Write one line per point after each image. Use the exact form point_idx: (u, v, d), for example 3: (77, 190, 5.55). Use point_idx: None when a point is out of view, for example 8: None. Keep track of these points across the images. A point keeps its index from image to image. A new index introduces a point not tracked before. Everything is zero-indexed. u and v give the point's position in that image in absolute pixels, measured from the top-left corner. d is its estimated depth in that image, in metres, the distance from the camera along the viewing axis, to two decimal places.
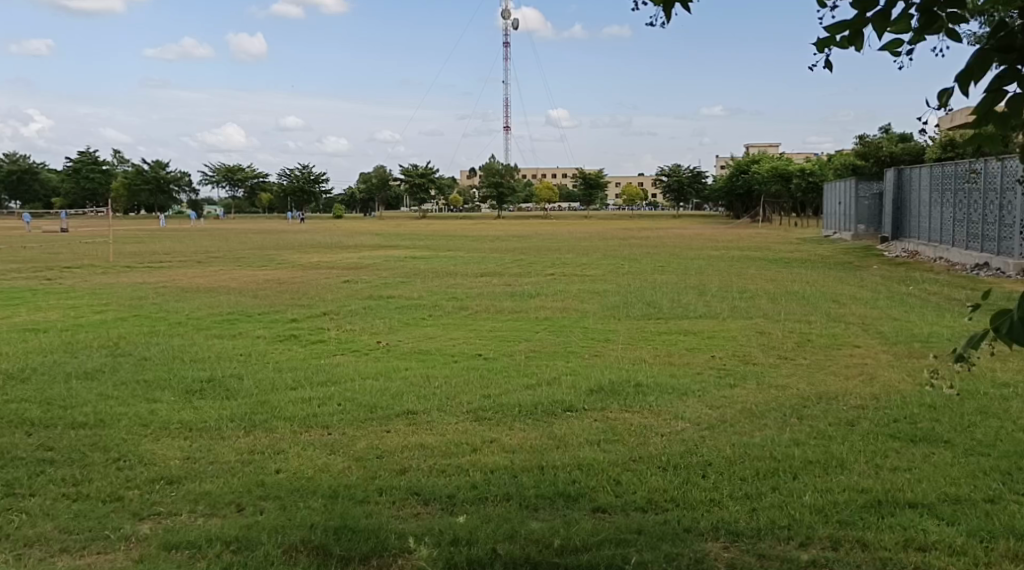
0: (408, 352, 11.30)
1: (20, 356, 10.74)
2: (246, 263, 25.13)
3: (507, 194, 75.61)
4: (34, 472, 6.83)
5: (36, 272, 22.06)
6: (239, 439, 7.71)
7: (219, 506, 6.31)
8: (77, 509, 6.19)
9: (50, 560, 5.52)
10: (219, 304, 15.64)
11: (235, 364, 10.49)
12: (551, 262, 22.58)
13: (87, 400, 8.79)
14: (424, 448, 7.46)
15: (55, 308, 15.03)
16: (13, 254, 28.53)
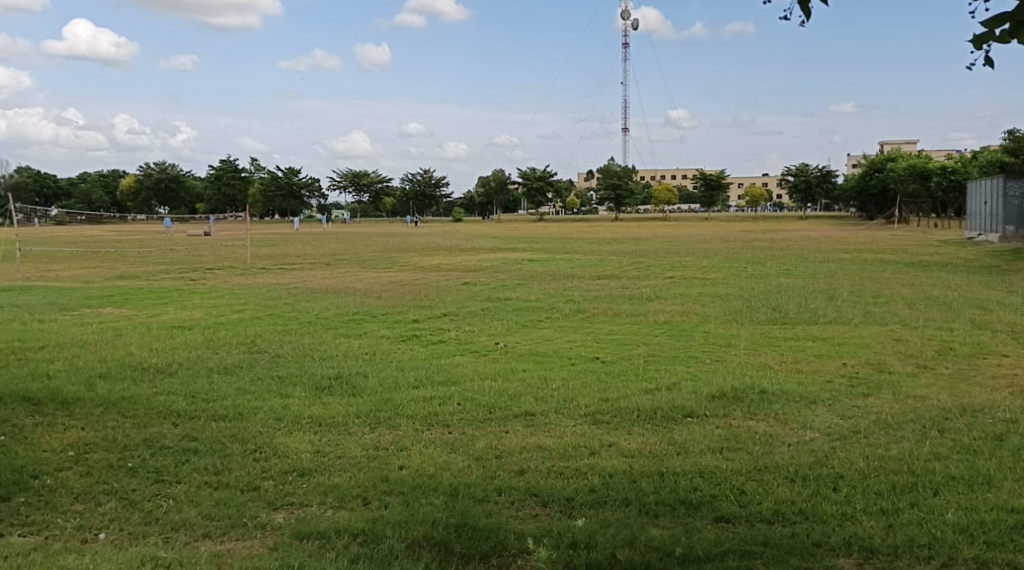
0: (527, 354, 11.33)
1: (167, 351, 11.30)
2: (371, 265, 25.82)
3: (626, 196, 75.12)
4: (179, 461, 7.14)
5: (181, 273, 23.28)
6: (364, 435, 7.87)
7: (346, 499, 6.45)
8: (217, 497, 6.43)
9: (193, 544, 5.76)
10: (346, 305, 16.08)
11: (362, 362, 10.74)
12: (671, 265, 22.27)
13: (227, 394, 9.16)
14: (542, 449, 7.44)
15: (198, 307, 15.77)
16: (158, 256, 30.13)
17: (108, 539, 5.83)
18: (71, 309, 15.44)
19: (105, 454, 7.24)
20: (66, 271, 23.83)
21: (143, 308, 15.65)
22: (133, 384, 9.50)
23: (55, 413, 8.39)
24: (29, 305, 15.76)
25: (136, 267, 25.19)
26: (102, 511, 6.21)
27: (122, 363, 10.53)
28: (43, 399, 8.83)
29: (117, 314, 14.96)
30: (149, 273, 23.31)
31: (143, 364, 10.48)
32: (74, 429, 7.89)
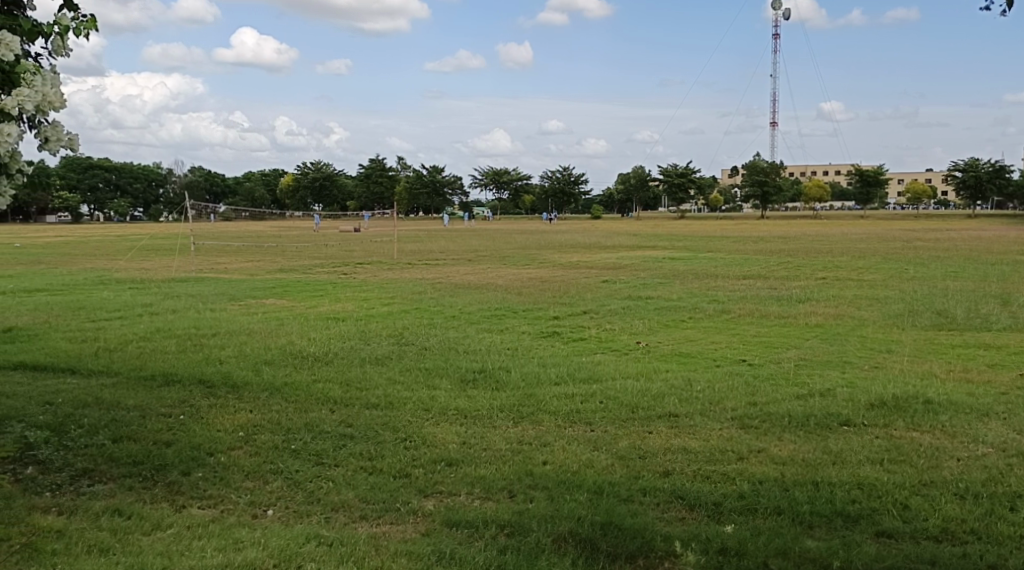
0: (670, 354, 11.17)
1: (323, 340, 11.78)
2: (513, 261, 26.11)
3: (774, 193, 72.97)
4: (337, 445, 7.42)
5: (334, 267, 24.23)
6: (508, 429, 7.96)
7: (493, 491, 6.54)
8: (372, 482, 6.65)
9: (351, 526, 5.97)
10: (488, 300, 16.34)
11: (505, 358, 10.86)
12: (823, 265, 21.48)
13: (379, 383, 9.46)
14: (688, 451, 7.32)
15: (350, 300, 16.34)
16: (311, 251, 31.40)
17: (276, 515, 6.11)
18: (236, 299, 16.30)
19: (270, 436, 7.61)
20: (230, 264, 25.19)
21: (301, 300, 16.37)
22: (294, 371, 9.94)
23: (226, 395, 8.88)
24: (200, 295, 16.75)
25: (293, 260, 26.36)
26: (269, 489, 6.52)
27: (283, 351, 11.03)
28: (215, 382, 9.36)
29: (277, 305, 15.69)
30: (305, 267, 24.33)
31: (302, 352, 10.97)
32: (243, 411, 8.33)
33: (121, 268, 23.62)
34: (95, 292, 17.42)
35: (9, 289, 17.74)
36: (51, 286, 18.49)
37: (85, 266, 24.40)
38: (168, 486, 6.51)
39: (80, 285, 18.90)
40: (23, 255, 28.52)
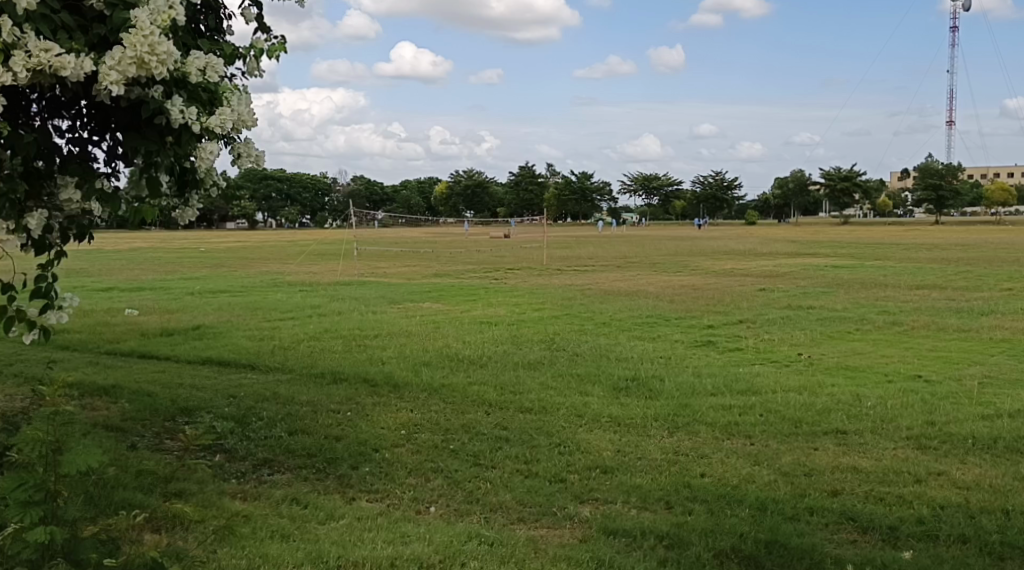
0: (836, 367, 10.69)
1: (477, 344, 11.95)
2: (664, 268, 25.68)
3: (948, 197, 68.76)
4: (493, 447, 7.49)
5: (486, 272, 24.57)
6: (664, 439, 7.82)
7: (650, 501, 6.42)
8: (529, 485, 6.66)
9: (509, 526, 5.98)
10: (640, 307, 16.14)
11: (659, 366, 10.67)
12: (1007, 276, 20.05)
13: (532, 387, 9.50)
14: (858, 470, 6.97)
15: (504, 304, 16.52)
16: (465, 256, 31.98)
17: (438, 512, 6.20)
18: (395, 302, 16.78)
19: (430, 435, 7.76)
20: (389, 268, 26.00)
21: (455, 304, 16.68)
22: (451, 373, 10.12)
23: (388, 394, 9.15)
24: (363, 297, 17.37)
25: (448, 266, 26.93)
26: (430, 486, 6.64)
27: (440, 353, 11.25)
28: (378, 381, 9.66)
29: (434, 308, 16.04)
30: (459, 272, 24.79)
31: (458, 355, 11.15)
32: (404, 409, 8.55)
33: (291, 271, 24.80)
34: (268, 293, 18.37)
35: (194, 290, 18.95)
36: (230, 287, 19.64)
37: (256, 269, 25.75)
38: (338, 479, 6.74)
39: (251, 287, 19.93)
40: (204, 259, 30.41)
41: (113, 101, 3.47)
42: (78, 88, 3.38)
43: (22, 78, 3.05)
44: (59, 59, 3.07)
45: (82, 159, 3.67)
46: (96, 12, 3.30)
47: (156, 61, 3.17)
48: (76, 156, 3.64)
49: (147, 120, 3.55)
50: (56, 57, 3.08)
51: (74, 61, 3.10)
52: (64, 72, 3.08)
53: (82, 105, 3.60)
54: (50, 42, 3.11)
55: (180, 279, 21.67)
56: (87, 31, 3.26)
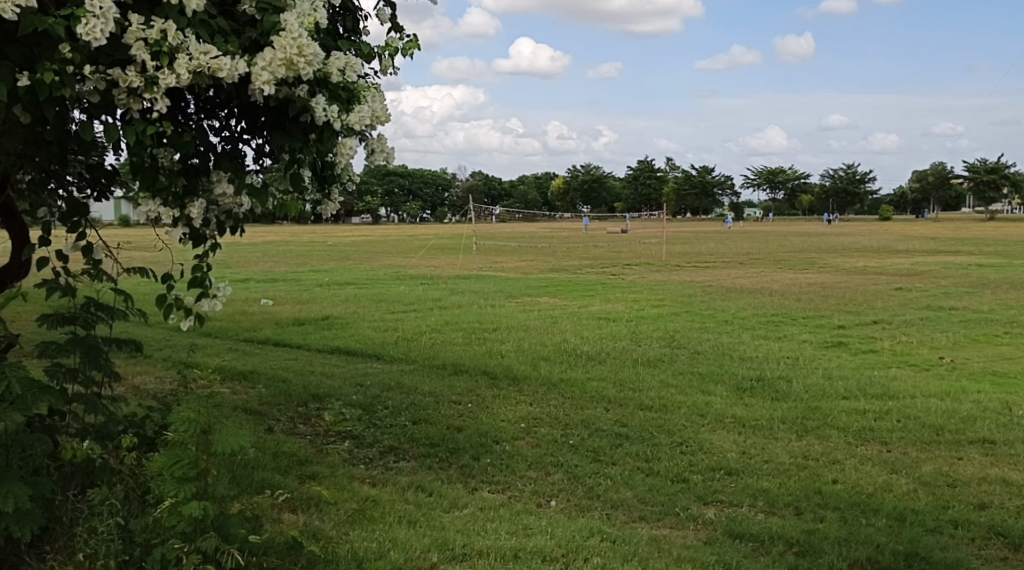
0: (981, 373, 10.11)
1: (595, 339, 11.87)
2: (791, 265, 24.90)
3: None
4: (613, 444, 7.42)
5: (605, 267, 24.39)
6: (792, 442, 7.58)
7: (778, 506, 6.23)
8: (650, 484, 6.57)
9: (632, 524, 5.89)
10: (764, 305, 15.69)
11: (786, 367, 10.35)
12: None
13: (652, 385, 9.37)
14: (1007, 483, 6.58)
15: (623, 300, 16.37)
16: (583, 251, 31.88)
17: (559, 506, 6.18)
18: (514, 296, 16.87)
19: (550, 429, 7.75)
20: (508, 263, 26.17)
21: (573, 299, 16.62)
22: (570, 369, 10.09)
23: (508, 387, 9.19)
24: (482, 291, 17.50)
25: (566, 261, 26.92)
26: (551, 480, 6.63)
27: (559, 348, 11.23)
28: (498, 374, 9.72)
29: (552, 303, 16.05)
30: (578, 267, 24.73)
31: (576, 350, 11.10)
32: (524, 403, 8.58)
33: (412, 265, 25.28)
34: (391, 286, 18.76)
35: (323, 282, 19.56)
36: (355, 279, 20.15)
37: (378, 262, 26.33)
38: (460, 469, 6.80)
39: (373, 279, 20.38)
40: (329, 251, 31.33)
41: (263, 101, 3.57)
42: (232, 88, 3.48)
43: (184, 79, 3.16)
44: (216, 62, 3.16)
45: (232, 157, 3.78)
46: (248, 17, 3.40)
47: (304, 61, 3.25)
48: (227, 154, 3.76)
49: (293, 118, 3.63)
50: (214, 60, 3.17)
51: (230, 63, 3.19)
52: (221, 73, 3.17)
53: (234, 105, 3.70)
54: (208, 44, 3.20)
55: (308, 271, 22.41)
56: (240, 34, 3.36)
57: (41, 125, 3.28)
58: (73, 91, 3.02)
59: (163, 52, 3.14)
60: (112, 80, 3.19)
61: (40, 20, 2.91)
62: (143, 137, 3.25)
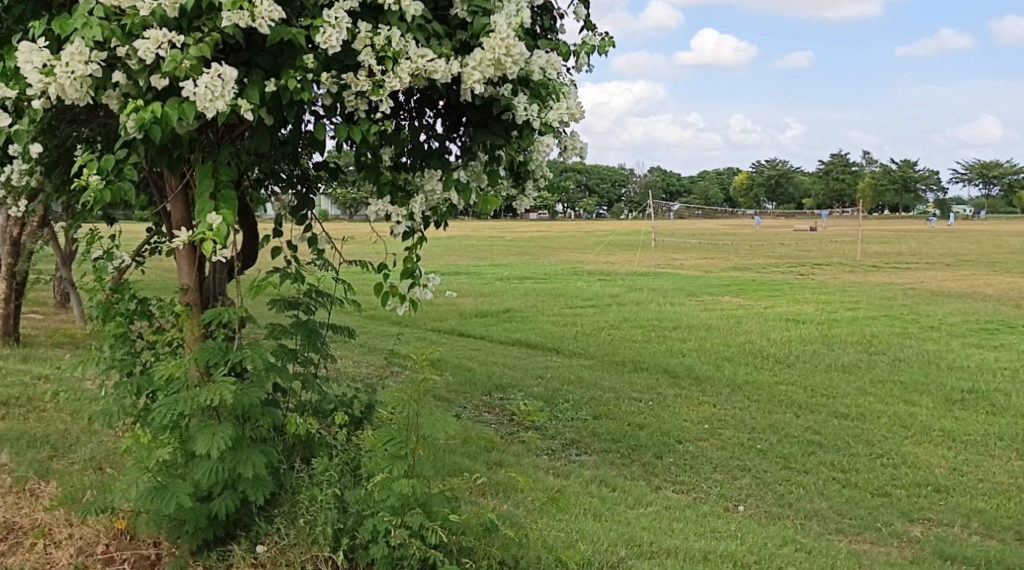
0: None
1: (785, 342, 11.52)
2: (1007, 268, 23.11)
3: None
4: (806, 451, 7.19)
5: (795, 267, 23.53)
6: (1011, 460, 7.08)
7: (996, 528, 5.85)
8: (848, 495, 6.34)
9: (829, 536, 5.70)
10: (975, 311, 14.68)
11: (1001, 379, 9.66)
12: None
13: (847, 392, 9.00)
14: None
15: (813, 301, 15.76)
16: (769, 250, 30.86)
17: (748, 512, 6.06)
18: (694, 295, 16.59)
19: (736, 433, 7.61)
20: (689, 261, 25.76)
21: (759, 299, 16.18)
22: (757, 371, 9.85)
23: (690, 387, 9.08)
24: (663, 289, 17.33)
25: (751, 259, 26.19)
26: (739, 484, 6.52)
27: (744, 349, 10.97)
28: (680, 373, 9.62)
29: (735, 302, 15.68)
30: (764, 266, 24.02)
31: (763, 352, 10.82)
32: (708, 404, 8.46)
33: (591, 261, 25.37)
34: (570, 281, 18.91)
35: (503, 275, 19.97)
36: (535, 274, 20.44)
37: (558, 258, 26.54)
38: (644, 466, 6.81)
39: (555, 274, 20.60)
40: (507, 247, 31.94)
41: (471, 100, 3.72)
42: (444, 88, 3.65)
43: (407, 82, 3.35)
44: (432, 64, 3.34)
45: (439, 154, 3.95)
46: (459, 20, 3.55)
47: (511, 61, 3.36)
48: (434, 152, 3.94)
49: (497, 116, 3.77)
50: (430, 62, 3.35)
51: (444, 66, 3.36)
52: (436, 75, 3.34)
53: (442, 104, 3.88)
54: (426, 48, 3.38)
55: (489, 266, 22.95)
56: (452, 36, 3.53)
57: (277, 129, 3.59)
58: (309, 96, 3.27)
59: (388, 56, 3.33)
60: (343, 84, 3.42)
61: (286, 31, 3.15)
62: (367, 135, 3.48)
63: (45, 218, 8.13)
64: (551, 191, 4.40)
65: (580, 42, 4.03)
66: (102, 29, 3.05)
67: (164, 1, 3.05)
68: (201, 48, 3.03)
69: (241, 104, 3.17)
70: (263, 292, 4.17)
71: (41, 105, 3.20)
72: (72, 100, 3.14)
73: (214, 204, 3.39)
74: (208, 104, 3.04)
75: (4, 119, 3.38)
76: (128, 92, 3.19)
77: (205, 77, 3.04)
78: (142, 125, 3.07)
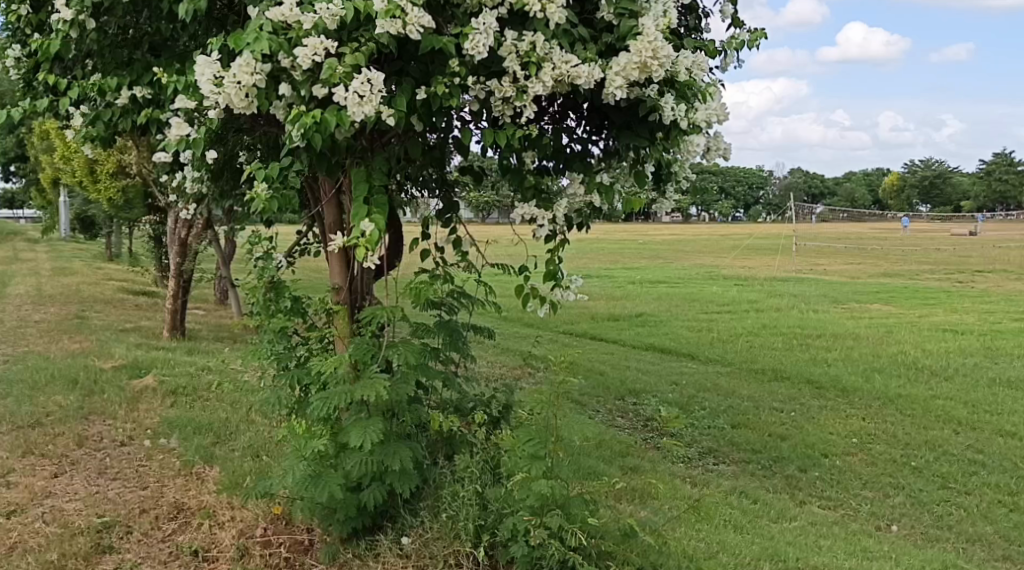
0: None
1: (941, 354, 10.96)
2: None
3: None
4: (967, 471, 6.84)
5: (952, 273, 22.33)
6: None
7: None
8: (1016, 521, 5.99)
9: (994, 563, 5.41)
10: None
11: None
12: None
13: (1014, 410, 8.48)
14: None
15: (973, 311, 14.93)
16: (922, 255, 29.39)
17: (902, 533, 5.83)
18: (840, 302, 16.01)
19: (888, 449, 7.31)
20: (833, 266, 24.85)
21: (913, 308, 15.45)
22: (910, 384, 9.42)
23: (837, 399, 8.78)
24: (807, 296, 16.78)
25: (901, 265, 25.05)
26: (892, 503, 6.27)
27: (895, 360, 10.51)
28: (825, 384, 9.31)
29: (885, 310, 15.03)
30: (918, 272, 22.89)
31: (917, 364, 10.34)
32: (856, 417, 8.15)
33: (729, 265, 24.84)
34: (706, 286, 18.58)
35: (638, 279, 19.82)
36: (671, 278, 20.19)
37: (695, 262, 26.11)
38: (787, 479, 6.64)
39: (694, 279, 20.27)
40: (642, 250, 31.63)
41: (616, 103, 3.73)
42: (587, 93, 3.68)
43: (549, 88, 3.41)
44: (575, 70, 3.39)
45: (581, 157, 3.99)
46: (605, 23, 3.57)
47: (658, 63, 3.37)
48: (576, 155, 3.99)
49: (642, 118, 3.77)
50: (574, 68, 3.39)
51: (587, 70, 3.40)
52: (579, 80, 3.39)
53: (585, 108, 3.91)
54: (570, 54, 3.43)
55: (623, 269, 22.81)
56: (597, 40, 3.55)
57: (425, 135, 3.72)
58: (457, 101, 3.38)
59: (532, 62, 3.39)
60: (489, 91, 3.50)
61: (436, 39, 3.26)
62: (512, 140, 3.56)
63: (208, 221, 8.69)
64: (694, 194, 4.36)
65: (728, 40, 3.98)
66: (270, 42, 3.23)
67: (325, 13, 3.22)
68: (355, 57, 3.19)
69: (395, 117, 3.29)
70: (418, 296, 4.34)
71: (216, 115, 3.45)
72: (239, 110, 3.34)
73: (367, 208, 3.54)
74: (356, 108, 3.19)
75: (184, 130, 3.56)
76: (291, 102, 3.37)
77: (355, 81, 3.18)
78: (304, 132, 3.25)
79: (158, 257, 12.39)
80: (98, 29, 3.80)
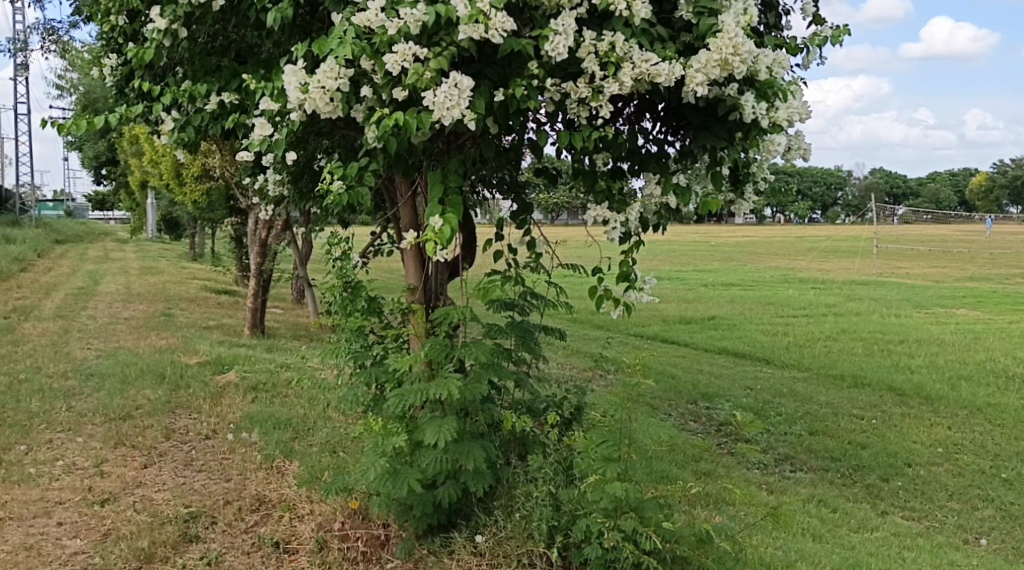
0: None
1: None
2: None
3: None
4: None
5: None
6: None
7: None
8: None
9: None
10: None
11: None
12: None
13: None
14: None
15: None
16: (1009, 259, 28.39)
17: (992, 547, 5.66)
18: (923, 306, 15.59)
19: (975, 459, 7.10)
20: (915, 269, 24.19)
21: (1001, 313, 14.95)
22: (997, 392, 9.13)
23: (920, 407, 8.55)
24: (888, 300, 16.37)
25: (988, 268, 24.22)
26: (980, 515, 6.09)
27: (982, 368, 10.19)
28: (907, 391, 9.08)
29: (971, 316, 14.57)
30: (1006, 276, 22.13)
31: (1006, 372, 10.00)
32: (941, 426, 7.93)
33: (805, 268, 24.37)
34: (782, 289, 18.27)
35: (711, 282, 19.58)
36: (745, 281, 19.91)
37: (770, 264, 25.67)
38: (868, 488, 6.50)
39: (769, 282, 19.94)
40: (715, 252, 31.22)
41: (694, 103, 3.71)
42: (664, 93, 3.67)
43: (628, 87, 3.41)
44: (654, 68, 3.38)
45: (657, 158, 3.99)
46: (684, 22, 3.56)
47: (738, 61, 3.35)
48: (652, 156, 3.99)
49: (720, 118, 3.74)
50: (653, 66, 3.39)
51: (667, 69, 3.39)
52: (659, 78, 3.38)
53: (661, 109, 3.91)
54: (649, 52, 3.43)
55: (696, 271, 22.58)
56: (675, 39, 3.54)
57: (501, 137, 3.76)
58: (536, 104, 3.41)
59: (611, 62, 3.40)
60: (566, 93, 3.52)
61: (516, 42, 3.29)
62: (588, 142, 3.57)
63: (287, 222, 8.93)
64: (771, 195, 4.31)
65: (811, 36, 3.92)
66: (354, 47, 3.32)
67: (409, 18, 3.27)
68: (440, 61, 3.23)
69: (473, 120, 3.34)
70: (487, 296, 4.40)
71: (299, 117, 3.51)
72: (325, 115, 3.43)
73: (441, 208, 3.59)
74: (444, 112, 3.25)
75: (266, 130, 3.65)
76: (372, 105, 3.44)
77: (444, 86, 3.24)
78: (385, 133, 3.31)
79: (239, 257, 12.72)
80: (188, 38, 3.95)
